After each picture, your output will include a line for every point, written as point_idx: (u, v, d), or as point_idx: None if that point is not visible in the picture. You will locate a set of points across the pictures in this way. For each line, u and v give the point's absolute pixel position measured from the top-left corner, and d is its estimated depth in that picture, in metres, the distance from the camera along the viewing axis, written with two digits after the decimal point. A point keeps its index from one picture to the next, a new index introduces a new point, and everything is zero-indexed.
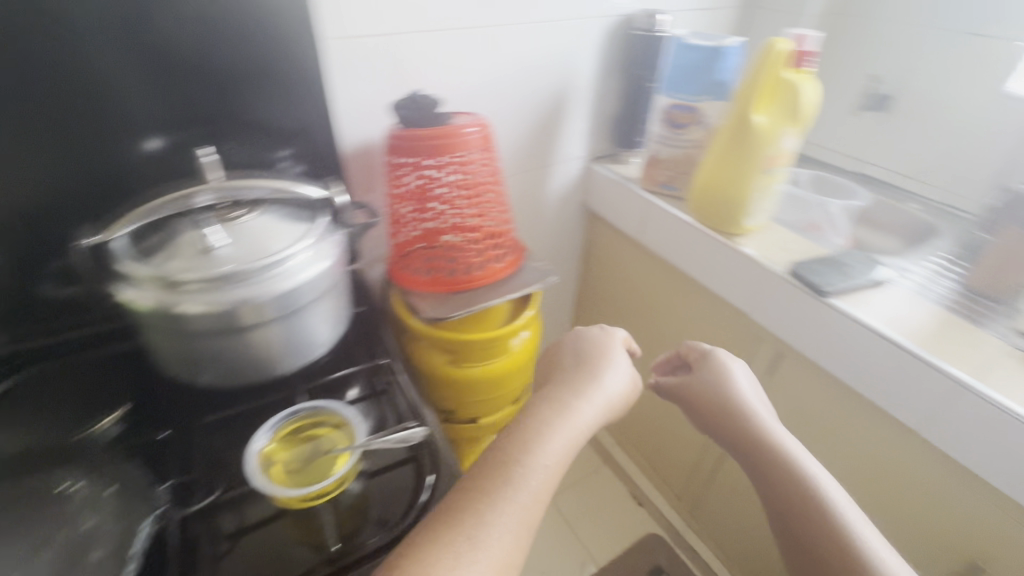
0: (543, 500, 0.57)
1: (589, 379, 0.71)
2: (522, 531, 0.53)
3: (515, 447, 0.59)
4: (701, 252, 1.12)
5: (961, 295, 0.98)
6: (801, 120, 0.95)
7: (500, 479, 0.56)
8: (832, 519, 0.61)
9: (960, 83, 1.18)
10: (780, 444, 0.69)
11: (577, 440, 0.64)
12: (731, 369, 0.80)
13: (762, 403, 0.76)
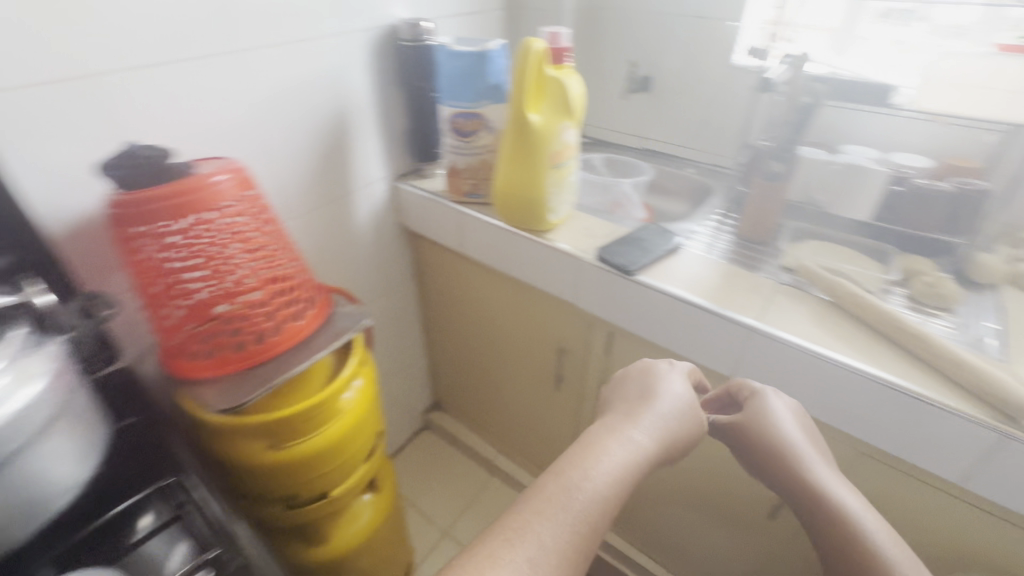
0: (598, 525, 0.61)
1: (648, 411, 0.73)
2: (568, 551, 0.58)
3: (577, 468, 0.64)
4: (520, 254, 1.12)
5: (736, 244, 1.12)
6: (573, 113, 0.98)
7: (556, 500, 0.60)
8: (866, 546, 0.64)
9: (699, 60, 1.35)
10: (827, 480, 0.70)
11: (639, 467, 0.67)
12: (783, 405, 0.78)
13: (809, 435, 0.76)
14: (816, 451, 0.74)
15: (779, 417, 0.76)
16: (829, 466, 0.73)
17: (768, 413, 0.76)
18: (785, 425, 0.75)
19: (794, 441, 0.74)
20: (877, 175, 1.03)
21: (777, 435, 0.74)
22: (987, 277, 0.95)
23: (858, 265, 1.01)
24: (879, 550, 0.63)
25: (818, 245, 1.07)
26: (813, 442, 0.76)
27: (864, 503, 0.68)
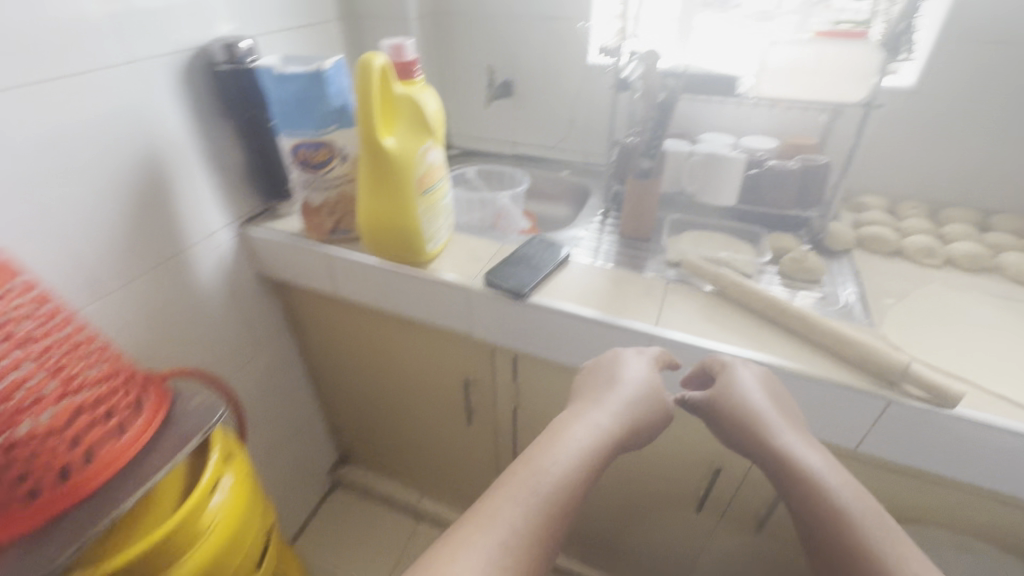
0: (565, 510, 0.58)
1: (612, 395, 0.70)
2: (535, 537, 0.55)
3: (542, 452, 0.61)
4: (403, 290, 1.01)
5: (620, 245, 1.11)
6: (430, 132, 0.89)
7: (524, 484, 0.58)
8: (832, 508, 0.58)
9: (556, 62, 1.34)
10: (795, 444, 0.64)
11: (607, 450, 0.65)
12: (749, 374, 0.73)
13: (777, 402, 0.70)
14: (784, 417, 0.68)
15: (745, 387, 0.71)
16: (799, 431, 0.67)
17: (735, 386, 0.71)
18: (750, 394, 0.70)
19: (760, 410, 0.68)
20: (735, 163, 1.05)
21: (745, 405, 0.69)
22: (841, 243, 1.05)
23: (732, 250, 1.04)
24: (844, 510, 0.58)
25: (695, 235, 1.09)
26: (785, 409, 0.70)
27: (832, 465, 0.62)
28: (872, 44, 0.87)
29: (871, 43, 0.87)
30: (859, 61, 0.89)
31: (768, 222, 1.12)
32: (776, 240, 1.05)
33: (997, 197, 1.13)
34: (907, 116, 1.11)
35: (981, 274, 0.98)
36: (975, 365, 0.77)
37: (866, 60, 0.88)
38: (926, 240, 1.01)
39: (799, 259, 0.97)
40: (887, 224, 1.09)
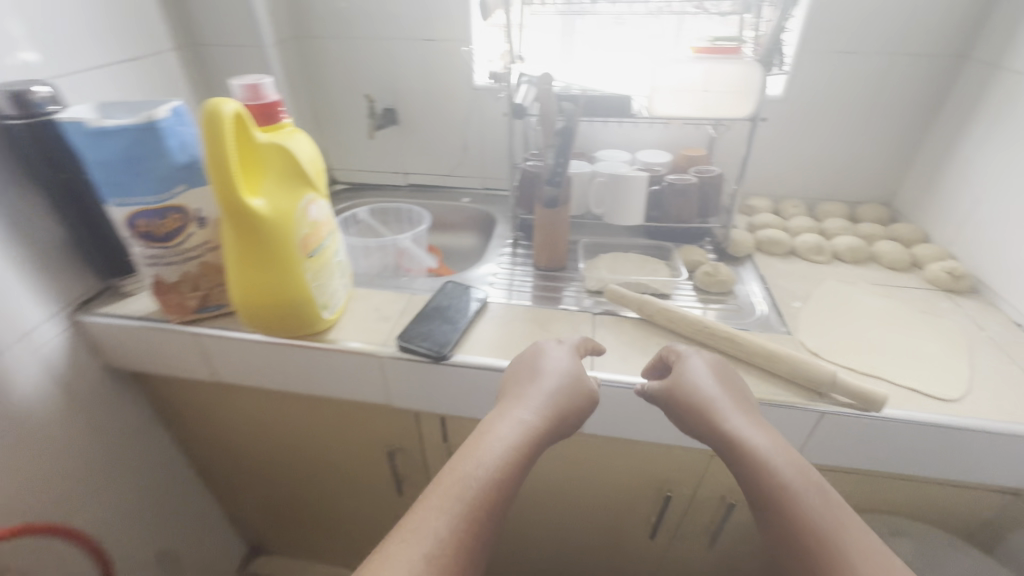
0: (490, 516, 0.51)
1: (537, 387, 0.64)
2: (454, 550, 0.47)
3: (465, 455, 0.54)
4: (300, 366, 0.86)
5: (535, 277, 1.05)
6: (307, 184, 0.75)
7: (447, 490, 0.50)
8: (774, 492, 0.53)
9: (441, 87, 1.26)
10: (740, 425, 0.59)
11: (536, 444, 0.58)
12: (695, 362, 0.68)
13: (724, 385, 0.65)
14: (731, 399, 0.63)
15: (690, 376, 0.66)
16: (747, 411, 0.62)
17: (682, 376, 0.66)
18: (695, 381, 0.65)
19: (706, 395, 0.63)
20: (639, 182, 1.04)
21: (692, 393, 0.64)
22: (742, 249, 1.08)
23: (648, 269, 1.03)
24: (788, 493, 0.52)
25: (609, 258, 1.06)
26: (734, 392, 0.65)
27: (780, 444, 0.56)
28: (750, 61, 0.88)
29: (749, 60, 0.89)
30: (741, 77, 0.90)
31: (674, 236, 1.13)
32: (686, 254, 1.05)
33: (858, 190, 1.26)
34: (778, 123, 1.20)
35: (863, 264, 1.07)
36: (883, 360, 0.82)
37: (748, 75, 0.89)
38: (813, 238, 1.08)
39: (712, 273, 0.98)
40: (777, 225, 1.16)
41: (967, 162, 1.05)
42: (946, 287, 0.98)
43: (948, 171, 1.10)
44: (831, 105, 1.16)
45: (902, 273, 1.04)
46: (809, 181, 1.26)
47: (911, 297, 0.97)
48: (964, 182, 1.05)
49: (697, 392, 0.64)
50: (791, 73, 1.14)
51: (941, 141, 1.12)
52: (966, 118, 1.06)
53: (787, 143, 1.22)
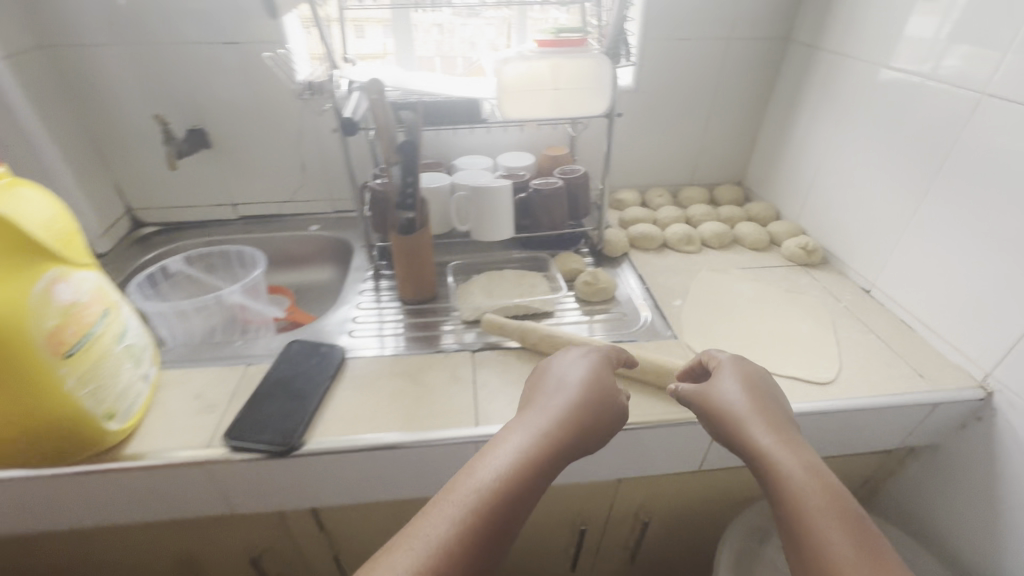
0: (494, 523, 0.49)
1: (561, 396, 0.61)
2: (450, 560, 0.46)
3: (484, 465, 0.53)
4: (93, 495, 0.63)
5: (405, 314, 0.91)
6: (36, 258, 0.53)
7: (459, 500, 0.49)
8: (798, 520, 0.50)
9: (260, 99, 1.05)
10: (776, 445, 0.56)
11: (551, 451, 0.55)
12: (733, 372, 0.64)
13: (761, 397, 0.61)
14: (769, 414, 0.59)
15: (725, 388, 0.62)
16: (785, 427, 0.58)
17: (716, 388, 0.63)
18: (727, 395, 0.62)
19: (737, 412, 0.60)
20: (502, 191, 0.96)
21: (727, 407, 0.61)
22: (618, 249, 1.05)
23: (527, 286, 0.94)
24: (813, 523, 0.49)
25: (484, 279, 0.96)
26: (774, 405, 0.61)
27: (816, 470, 0.53)
28: (596, 53, 0.81)
29: (595, 52, 0.81)
30: (591, 71, 0.82)
31: (548, 243, 1.06)
32: (563, 263, 0.98)
33: (713, 173, 1.29)
34: (632, 115, 1.17)
35: (729, 249, 1.08)
36: (763, 353, 0.81)
37: (597, 69, 0.82)
38: (682, 229, 1.08)
39: (593, 282, 0.92)
40: (647, 218, 1.14)
41: (802, 140, 1.11)
42: (802, 262, 1.03)
43: (787, 149, 1.16)
44: (679, 93, 1.16)
45: (764, 253, 1.07)
46: (669, 169, 1.27)
47: (775, 277, 1.00)
48: (802, 160, 1.11)
49: (731, 405, 0.61)
50: (638, 64, 1.12)
51: (777, 121, 1.18)
52: (796, 99, 1.12)
53: (644, 134, 1.21)
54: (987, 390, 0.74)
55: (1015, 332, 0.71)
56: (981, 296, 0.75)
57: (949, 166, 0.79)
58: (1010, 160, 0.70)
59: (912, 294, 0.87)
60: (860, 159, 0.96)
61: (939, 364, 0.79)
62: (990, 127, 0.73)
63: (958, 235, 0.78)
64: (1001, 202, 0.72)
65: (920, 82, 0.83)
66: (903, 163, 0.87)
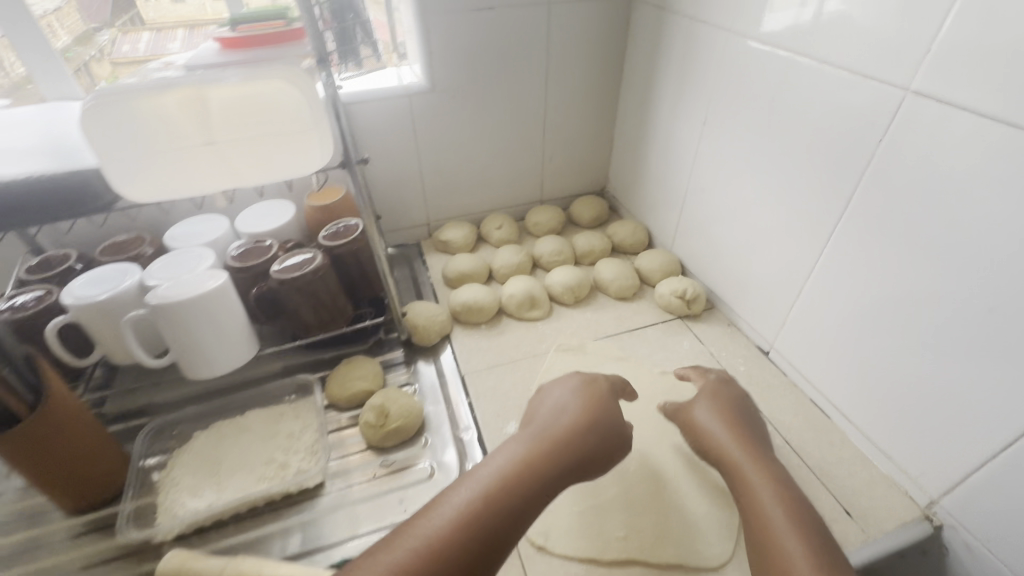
0: (496, 527, 0.40)
1: (570, 416, 0.50)
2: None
3: (468, 487, 0.42)
4: None
5: (60, 542, 0.54)
6: None
7: (430, 528, 0.39)
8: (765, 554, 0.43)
9: None
10: (754, 465, 0.50)
11: (566, 449, 0.46)
12: (710, 395, 0.59)
13: (741, 419, 0.56)
14: (748, 437, 0.53)
15: (703, 412, 0.57)
16: (766, 448, 0.53)
17: (694, 413, 0.58)
18: (704, 422, 0.56)
19: (713, 433, 0.55)
20: (217, 295, 0.59)
21: (705, 434, 0.55)
22: (432, 337, 0.73)
23: (282, 440, 0.61)
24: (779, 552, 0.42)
25: (212, 437, 0.61)
26: (759, 424, 0.57)
27: (788, 491, 0.47)
28: (274, 77, 0.44)
29: (270, 74, 0.44)
30: (278, 107, 0.45)
31: (328, 343, 0.72)
32: (343, 386, 0.65)
33: (566, 182, 1.00)
34: (439, 124, 0.83)
35: (589, 303, 0.80)
36: (631, 510, 0.54)
37: (289, 104, 0.45)
38: (522, 287, 0.77)
39: (379, 425, 0.60)
40: (479, 271, 0.83)
41: (665, 140, 0.82)
42: (680, 314, 0.77)
43: (649, 150, 0.87)
44: (500, 88, 0.83)
45: (633, 303, 0.80)
46: (510, 185, 0.96)
47: (648, 344, 0.74)
48: (668, 166, 0.83)
49: (709, 432, 0.55)
50: (426, 52, 0.76)
51: (633, 112, 0.89)
52: (651, 82, 0.82)
53: (466, 146, 0.88)
54: (934, 524, 0.52)
55: (972, 455, 0.48)
56: (920, 392, 0.51)
57: (862, 200, 0.53)
58: (959, 199, 0.44)
59: (821, 367, 0.63)
60: (736, 174, 0.69)
61: (866, 479, 0.56)
62: (926, 145, 0.46)
63: (880, 301, 0.53)
64: (945, 265, 0.47)
65: (810, 67, 0.55)
66: (791, 187, 0.61)
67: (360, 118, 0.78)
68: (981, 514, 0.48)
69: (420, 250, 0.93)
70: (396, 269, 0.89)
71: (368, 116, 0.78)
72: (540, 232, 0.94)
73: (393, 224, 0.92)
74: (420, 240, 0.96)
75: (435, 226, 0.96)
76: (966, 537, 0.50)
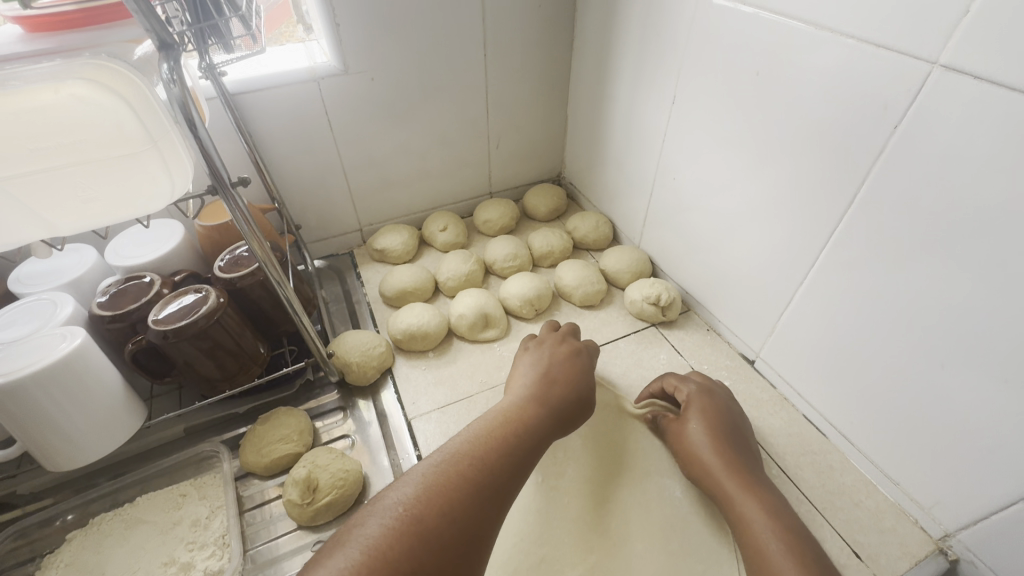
0: (525, 448, 0.39)
1: (560, 360, 0.50)
2: (461, 486, 0.34)
3: (489, 414, 0.42)
4: None
5: None
6: None
7: (472, 438, 0.38)
8: None
9: None
10: (750, 500, 0.44)
11: (568, 389, 0.46)
12: (703, 409, 0.52)
13: (733, 440, 0.50)
14: (739, 460, 0.48)
15: (696, 434, 0.50)
16: (763, 479, 0.47)
17: (687, 435, 0.51)
18: (698, 443, 0.50)
19: (707, 460, 0.48)
20: (77, 363, 0.45)
21: (698, 463, 0.49)
22: (368, 375, 0.61)
23: (185, 530, 0.49)
24: None
25: (96, 539, 0.49)
26: (748, 442, 0.51)
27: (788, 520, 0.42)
28: (64, 83, 0.32)
29: (58, 77, 0.32)
30: (85, 125, 0.34)
31: (243, 394, 0.59)
32: (259, 452, 0.53)
33: (516, 170, 0.89)
34: (360, 107, 0.69)
35: (551, 315, 0.71)
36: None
37: (98, 115, 0.34)
38: (473, 304, 0.66)
39: (305, 503, 0.48)
40: (422, 286, 0.71)
41: (628, 121, 0.72)
42: (654, 320, 0.69)
43: (610, 132, 0.76)
44: (429, 60, 0.69)
45: (600, 311, 0.71)
46: (454, 176, 0.84)
47: (621, 361, 0.65)
48: (632, 150, 0.73)
49: (703, 459, 0.49)
50: (332, 23, 0.61)
51: (588, 88, 0.78)
52: (609, 53, 0.70)
53: (399, 129, 0.74)
54: (949, 558, 0.46)
55: (996, 493, 0.41)
56: (932, 418, 0.45)
57: (870, 197, 0.44)
58: (991, 203, 0.36)
59: (815, 380, 0.56)
60: (713, 161, 0.59)
61: (869, 509, 0.50)
62: (955, 132, 0.37)
63: (889, 315, 0.46)
64: (970, 279, 0.39)
65: (801, 33, 0.45)
66: (777, 177, 0.52)
67: (257, 109, 0.63)
68: (1005, 554, 0.42)
69: (354, 262, 0.81)
70: (326, 287, 0.76)
71: (267, 106, 0.63)
72: (492, 231, 0.83)
73: (318, 233, 0.79)
74: (353, 248, 0.83)
75: (370, 231, 0.83)
76: (986, 574, 0.44)
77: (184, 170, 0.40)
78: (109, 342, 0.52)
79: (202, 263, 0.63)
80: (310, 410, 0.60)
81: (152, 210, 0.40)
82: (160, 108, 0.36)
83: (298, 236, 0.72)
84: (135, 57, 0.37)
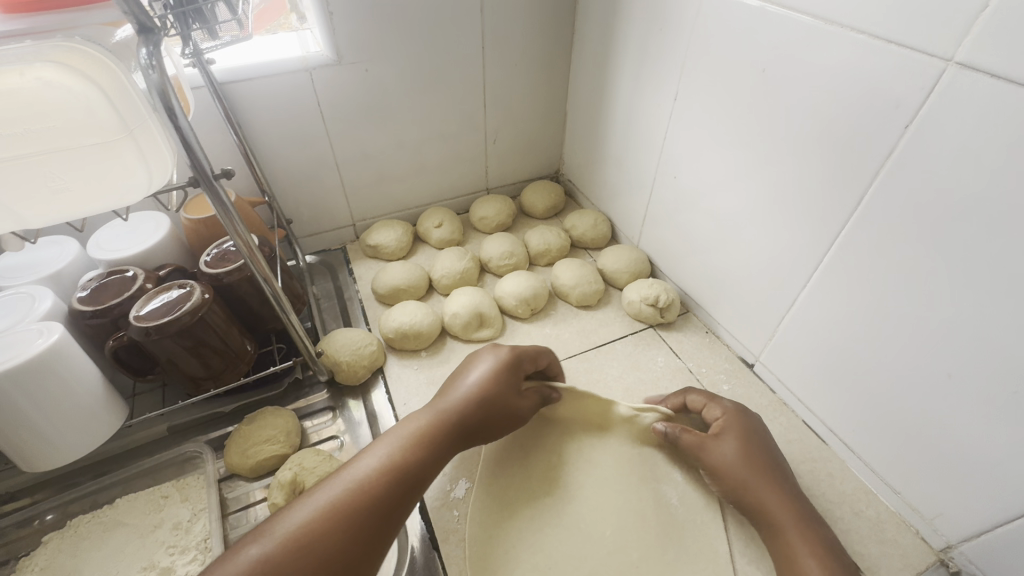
0: (413, 475, 0.40)
1: (479, 369, 0.48)
2: (330, 524, 0.34)
3: (387, 437, 0.41)
4: None
5: None
6: None
7: (357, 467, 0.38)
8: None
9: None
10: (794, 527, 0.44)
11: (477, 406, 0.45)
12: (736, 429, 0.50)
13: (769, 463, 0.48)
14: (778, 485, 0.47)
15: (732, 454, 0.48)
16: (801, 505, 0.46)
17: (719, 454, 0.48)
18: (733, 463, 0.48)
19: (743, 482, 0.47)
20: (55, 359, 0.44)
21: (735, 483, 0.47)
22: (359, 374, 0.59)
23: (167, 533, 0.48)
24: None
25: (75, 543, 0.47)
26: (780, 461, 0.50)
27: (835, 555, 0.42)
28: (31, 65, 0.31)
29: (25, 60, 0.31)
30: (55, 112, 0.32)
31: (229, 393, 0.58)
32: (245, 453, 0.51)
33: (513, 166, 0.87)
34: (351, 100, 0.67)
35: (547, 315, 0.69)
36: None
37: (65, 100, 0.32)
38: (467, 303, 0.65)
39: None
40: (416, 284, 0.70)
41: (628, 117, 0.70)
42: (652, 321, 0.67)
43: (609, 129, 0.75)
44: (427, 53, 0.68)
45: (597, 311, 0.70)
46: (449, 172, 0.82)
47: (618, 363, 0.64)
48: (632, 148, 0.72)
49: (739, 481, 0.47)
50: (325, 11, 0.59)
51: (587, 82, 0.76)
52: (610, 47, 0.69)
53: (390, 122, 0.72)
54: (950, 570, 0.45)
55: (1000, 507, 0.40)
56: (935, 428, 0.44)
57: (877, 199, 0.42)
58: (1002, 208, 0.35)
59: (815, 386, 0.55)
60: (714, 162, 0.58)
61: (870, 518, 0.50)
62: (965, 133, 0.36)
63: (893, 321, 0.44)
64: (976, 286, 0.38)
65: (808, 29, 0.43)
66: (780, 177, 0.50)
67: (247, 99, 0.61)
68: (1008, 568, 0.41)
69: (346, 258, 0.79)
70: (317, 284, 0.75)
71: (257, 97, 0.61)
72: (487, 228, 0.81)
73: (310, 228, 0.77)
74: (346, 244, 0.81)
75: (363, 227, 0.81)
76: None
77: (164, 163, 0.39)
78: (90, 338, 0.51)
79: (189, 257, 0.61)
80: (299, 410, 0.59)
81: (129, 204, 0.39)
82: (136, 95, 0.35)
83: (289, 230, 0.71)
84: (112, 42, 0.36)
